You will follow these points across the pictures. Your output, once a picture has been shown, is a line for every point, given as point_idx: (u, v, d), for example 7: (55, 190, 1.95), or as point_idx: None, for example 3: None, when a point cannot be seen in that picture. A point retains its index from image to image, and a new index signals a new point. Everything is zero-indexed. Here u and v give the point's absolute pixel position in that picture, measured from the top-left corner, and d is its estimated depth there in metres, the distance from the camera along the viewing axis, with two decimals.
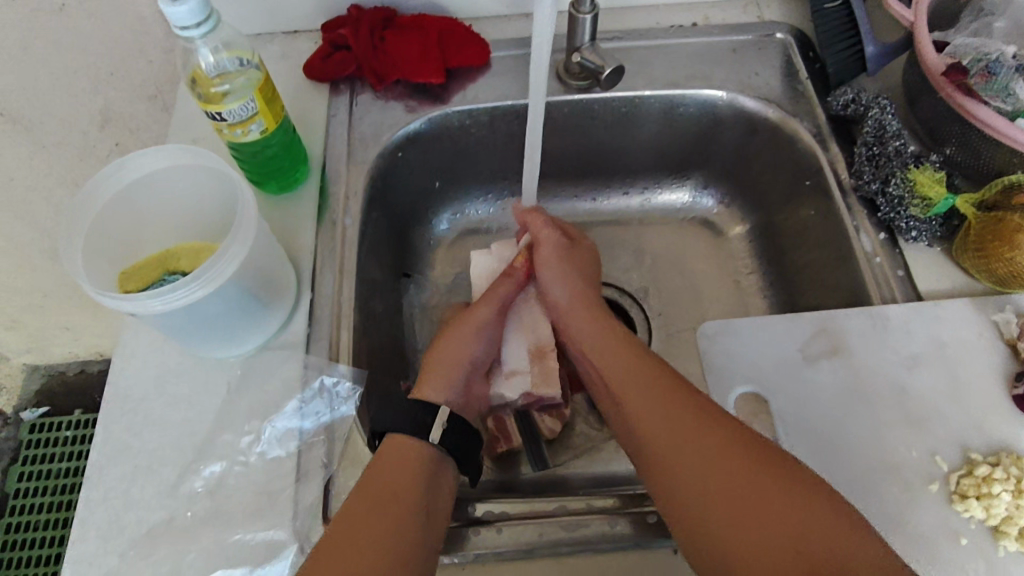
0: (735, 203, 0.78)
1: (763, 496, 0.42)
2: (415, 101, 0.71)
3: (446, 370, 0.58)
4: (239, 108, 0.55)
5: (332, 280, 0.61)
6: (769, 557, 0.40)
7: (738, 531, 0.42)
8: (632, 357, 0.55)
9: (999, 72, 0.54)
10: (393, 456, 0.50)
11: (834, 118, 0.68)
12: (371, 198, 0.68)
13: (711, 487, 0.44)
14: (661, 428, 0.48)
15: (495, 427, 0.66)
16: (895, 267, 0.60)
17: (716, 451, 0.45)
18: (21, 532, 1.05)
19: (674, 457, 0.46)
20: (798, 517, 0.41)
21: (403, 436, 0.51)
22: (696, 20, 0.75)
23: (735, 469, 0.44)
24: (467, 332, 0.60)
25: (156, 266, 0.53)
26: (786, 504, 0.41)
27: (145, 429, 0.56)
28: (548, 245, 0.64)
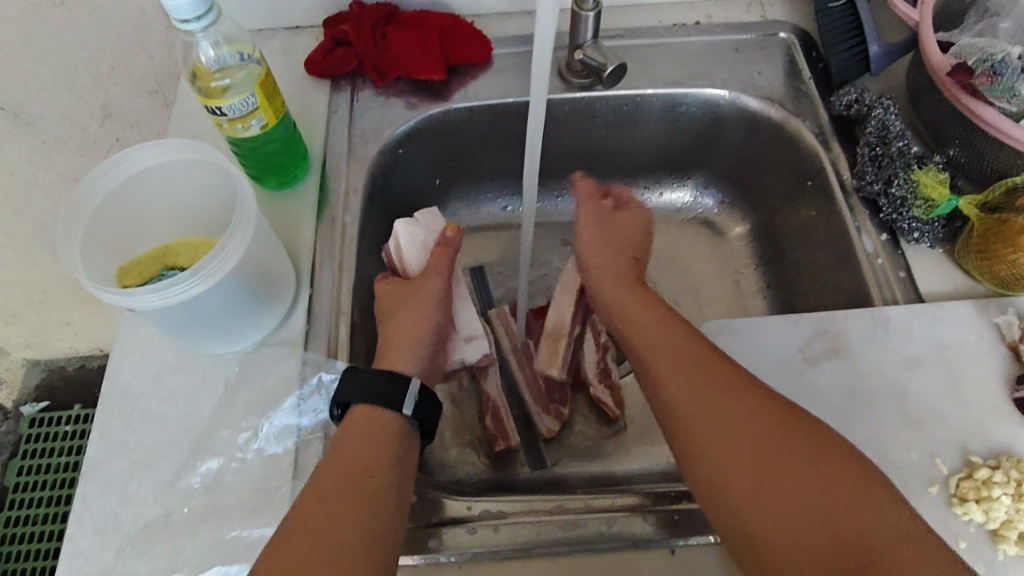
0: (736, 202, 0.78)
1: (799, 471, 0.41)
2: (416, 98, 0.71)
3: (406, 347, 0.56)
4: (240, 102, 0.54)
5: (331, 277, 0.61)
6: (805, 535, 0.39)
7: (773, 508, 0.41)
8: (662, 321, 0.54)
9: (1004, 73, 0.52)
10: (357, 430, 0.49)
11: (837, 118, 0.67)
12: (371, 195, 0.67)
13: (746, 462, 0.43)
14: (692, 401, 0.47)
15: (493, 425, 0.66)
16: (896, 269, 0.60)
17: (751, 425, 0.44)
18: (19, 527, 1.05)
19: (708, 430, 0.45)
20: (836, 494, 0.40)
21: (370, 407, 0.50)
22: (700, 19, 0.74)
23: (772, 443, 0.43)
24: (416, 308, 0.58)
25: (156, 261, 0.53)
26: (825, 480, 0.40)
27: (143, 425, 0.56)
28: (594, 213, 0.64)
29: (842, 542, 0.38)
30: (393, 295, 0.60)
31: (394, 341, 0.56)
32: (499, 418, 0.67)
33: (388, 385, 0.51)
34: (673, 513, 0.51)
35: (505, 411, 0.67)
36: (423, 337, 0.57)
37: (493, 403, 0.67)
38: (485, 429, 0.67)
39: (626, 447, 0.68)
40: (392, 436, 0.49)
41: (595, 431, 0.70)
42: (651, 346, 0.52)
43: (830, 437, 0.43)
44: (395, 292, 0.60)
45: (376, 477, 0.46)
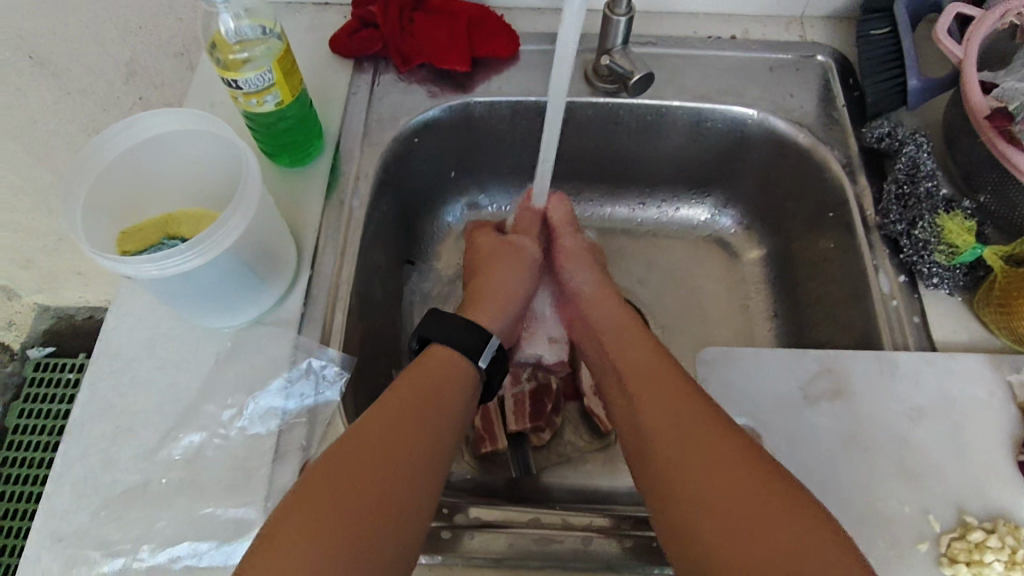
0: (754, 225, 0.76)
1: (756, 508, 0.41)
2: (438, 87, 0.70)
3: (501, 300, 0.61)
4: (256, 78, 0.53)
5: (333, 261, 0.60)
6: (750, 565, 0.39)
7: (727, 535, 0.40)
8: (656, 358, 0.54)
9: None
10: (430, 368, 0.50)
11: (866, 150, 0.65)
12: (383, 182, 0.67)
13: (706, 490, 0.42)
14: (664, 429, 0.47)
15: (482, 426, 0.66)
16: (911, 312, 0.58)
17: (713, 455, 0.44)
18: (16, 468, 1.06)
19: (673, 458, 0.45)
20: (789, 530, 0.39)
21: (446, 347, 0.52)
22: (736, 33, 0.72)
23: (734, 480, 0.42)
24: (514, 260, 0.64)
25: (157, 229, 0.53)
26: (781, 515, 0.40)
27: (131, 390, 0.56)
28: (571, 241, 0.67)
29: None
30: (494, 247, 0.66)
31: (493, 288, 0.61)
32: (487, 420, 0.66)
33: (466, 332, 0.54)
34: (652, 539, 0.50)
35: (496, 413, 0.67)
36: (513, 289, 0.63)
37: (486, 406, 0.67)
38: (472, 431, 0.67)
39: (613, 465, 0.67)
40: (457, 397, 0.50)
41: (583, 443, 0.68)
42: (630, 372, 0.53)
43: (791, 478, 0.43)
44: (495, 245, 0.67)
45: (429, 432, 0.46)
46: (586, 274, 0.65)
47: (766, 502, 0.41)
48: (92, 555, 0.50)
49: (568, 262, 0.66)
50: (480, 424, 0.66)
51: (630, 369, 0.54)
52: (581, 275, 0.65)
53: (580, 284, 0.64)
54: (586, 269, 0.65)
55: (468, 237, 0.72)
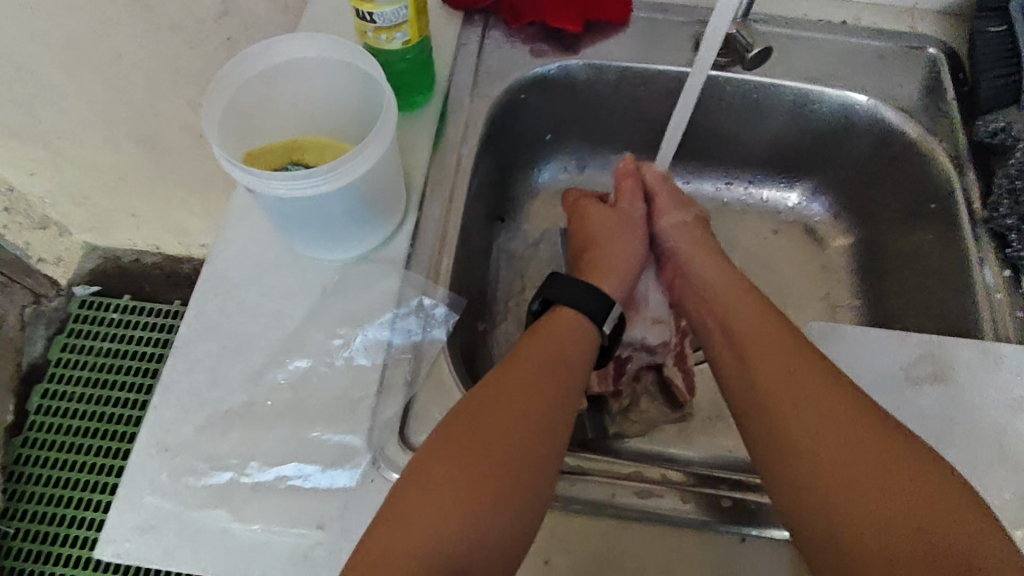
0: (844, 214, 0.76)
1: (872, 458, 0.41)
2: (547, 46, 0.70)
3: (616, 269, 0.63)
4: (393, 12, 0.54)
5: (439, 206, 0.61)
6: (864, 523, 0.39)
7: (845, 491, 0.41)
8: (761, 315, 0.54)
9: None
10: (552, 328, 0.54)
11: (976, 144, 0.65)
12: (488, 134, 0.67)
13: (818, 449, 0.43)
14: (774, 383, 0.48)
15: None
16: (1014, 308, 0.58)
17: (818, 415, 0.44)
18: (58, 401, 1.07)
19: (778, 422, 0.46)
20: (904, 483, 0.40)
21: (569, 311, 0.55)
22: (847, 18, 0.72)
23: (849, 434, 0.43)
24: (625, 233, 0.65)
25: (284, 154, 0.54)
26: (899, 470, 0.40)
27: (238, 313, 0.57)
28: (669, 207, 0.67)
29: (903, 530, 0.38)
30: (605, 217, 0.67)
31: (608, 257, 0.63)
32: None
33: (590, 298, 0.56)
34: (752, 502, 0.50)
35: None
36: (627, 258, 0.64)
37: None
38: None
39: (687, 435, 0.67)
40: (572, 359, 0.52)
41: (658, 411, 0.69)
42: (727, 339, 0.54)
43: (909, 433, 0.43)
44: (604, 215, 0.67)
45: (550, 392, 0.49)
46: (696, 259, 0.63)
47: (882, 455, 0.41)
48: (198, 467, 0.51)
49: (672, 226, 0.66)
50: None
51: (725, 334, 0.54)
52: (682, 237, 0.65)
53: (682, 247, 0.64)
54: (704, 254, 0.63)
55: (570, 203, 0.71)
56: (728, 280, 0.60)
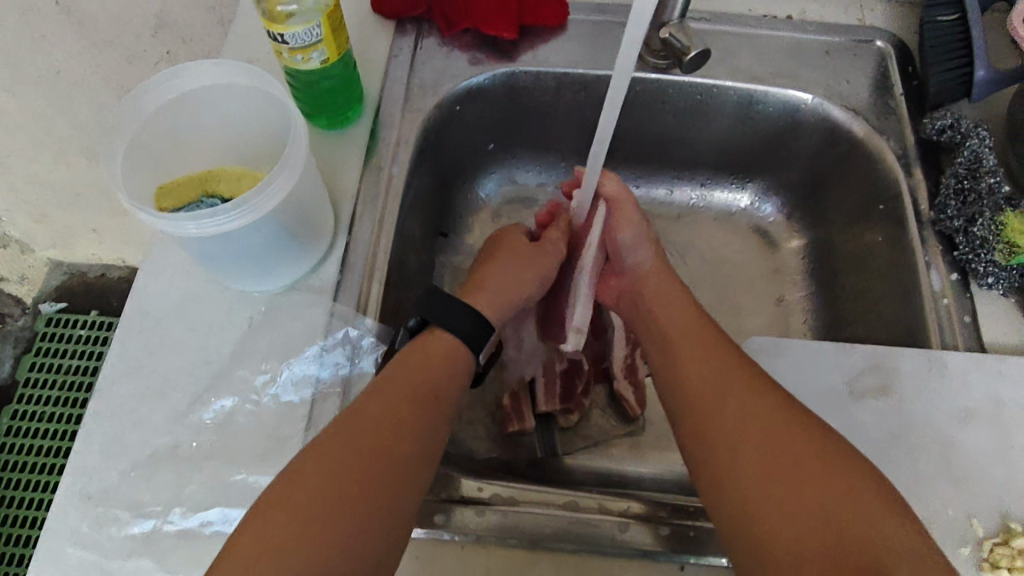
0: (795, 214, 0.74)
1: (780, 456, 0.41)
2: (482, 54, 0.67)
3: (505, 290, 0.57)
4: (305, 32, 0.52)
5: (370, 229, 0.59)
6: (810, 532, 0.38)
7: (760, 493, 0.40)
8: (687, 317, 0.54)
9: None
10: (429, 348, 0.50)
11: (923, 142, 0.63)
12: (422, 149, 0.65)
13: (765, 463, 0.41)
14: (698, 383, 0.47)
15: (511, 405, 0.65)
16: (962, 313, 0.56)
17: (771, 425, 0.42)
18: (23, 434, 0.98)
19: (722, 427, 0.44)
20: (857, 497, 0.38)
21: (452, 337, 0.51)
22: (792, 13, 0.69)
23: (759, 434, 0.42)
24: (522, 260, 0.59)
25: (196, 187, 0.51)
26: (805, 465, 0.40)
27: (162, 350, 0.55)
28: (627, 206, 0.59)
29: (857, 557, 0.36)
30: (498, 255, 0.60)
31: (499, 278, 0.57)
32: (517, 400, 0.66)
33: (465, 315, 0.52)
34: (689, 529, 0.49)
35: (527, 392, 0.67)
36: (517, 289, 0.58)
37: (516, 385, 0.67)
38: (501, 407, 0.66)
39: (640, 451, 0.67)
40: (466, 369, 0.52)
41: (611, 427, 0.68)
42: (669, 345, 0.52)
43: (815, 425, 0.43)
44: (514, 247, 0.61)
45: (441, 402, 0.48)
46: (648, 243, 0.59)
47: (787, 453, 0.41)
48: (121, 516, 0.49)
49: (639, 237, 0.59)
50: (511, 405, 0.65)
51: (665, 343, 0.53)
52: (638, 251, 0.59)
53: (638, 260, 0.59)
54: (635, 223, 0.58)
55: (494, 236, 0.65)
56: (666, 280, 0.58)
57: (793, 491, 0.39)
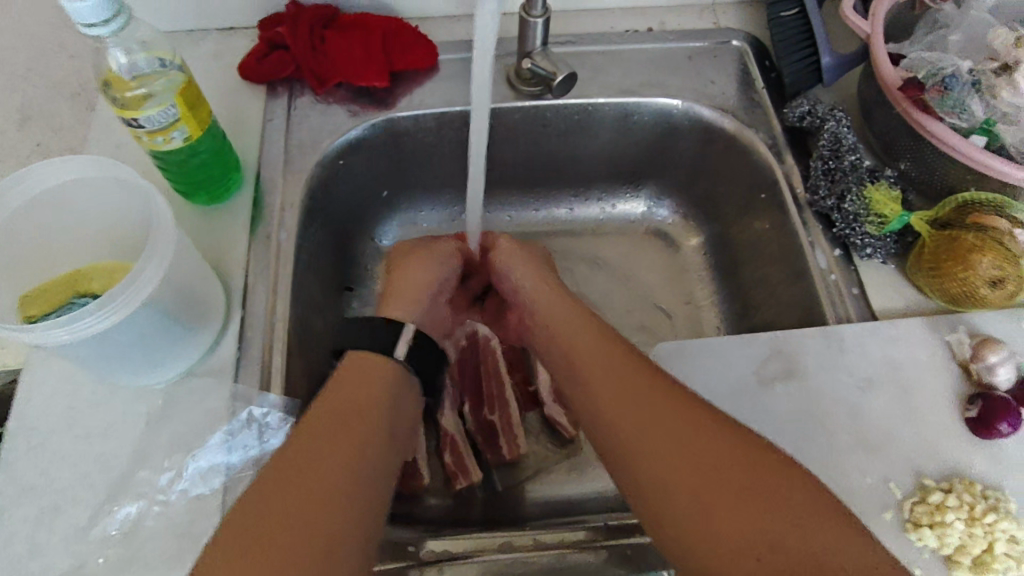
0: (690, 213, 0.76)
1: (661, 411, 0.43)
2: (358, 105, 0.67)
3: (416, 287, 0.62)
4: (159, 114, 0.50)
5: (265, 300, 0.57)
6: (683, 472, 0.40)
7: (641, 437, 0.42)
8: (581, 318, 0.56)
9: (954, 87, 0.55)
10: (351, 378, 0.48)
11: (789, 130, 0.66)
12: (310, 208, 0.64)
13: (647, 416, 0.43)
14: (597, 361, 0.50)
15: (453, 461, 0.63)
16: (849, 285, 0.59)
17: (657, 392, 0.45)
18: None
19: (656, 443, 0.42)
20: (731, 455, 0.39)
21: (370, 360, 0.50)
22: (653, 25, 0.72)
23: (647, 402, 0.44)
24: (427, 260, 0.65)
25: (64, 288, 0.48)
26: (682, 424, 0.42)
27: (55, 465, 0.51)
28: (513, 246, 0.66)
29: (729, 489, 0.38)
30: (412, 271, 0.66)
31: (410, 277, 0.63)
32: (458, 455, 0.64)
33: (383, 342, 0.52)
34: (625, 548, 0.50)
35: (463, 443, 0.65)
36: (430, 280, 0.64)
37: (452, 437, 0.64)
38: (444, 465, 0.64)
39: (579, 470, 0.66)
40: (391, 398, 0.49)
41: (550, 449, 0.67)
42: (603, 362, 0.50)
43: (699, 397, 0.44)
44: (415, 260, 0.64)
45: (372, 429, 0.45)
46: (523, 267, 0.64)
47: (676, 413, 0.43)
48: None
49: (519, 259, 0.65)
50: (452, 462, 0.63)
51: (593, 371, 0.50)
52: (521, 270, 0.64)
53: (521, 280, 0.63)
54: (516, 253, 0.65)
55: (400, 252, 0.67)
56: (550, 300, 0.60)
57: (696, 461, 0.40)
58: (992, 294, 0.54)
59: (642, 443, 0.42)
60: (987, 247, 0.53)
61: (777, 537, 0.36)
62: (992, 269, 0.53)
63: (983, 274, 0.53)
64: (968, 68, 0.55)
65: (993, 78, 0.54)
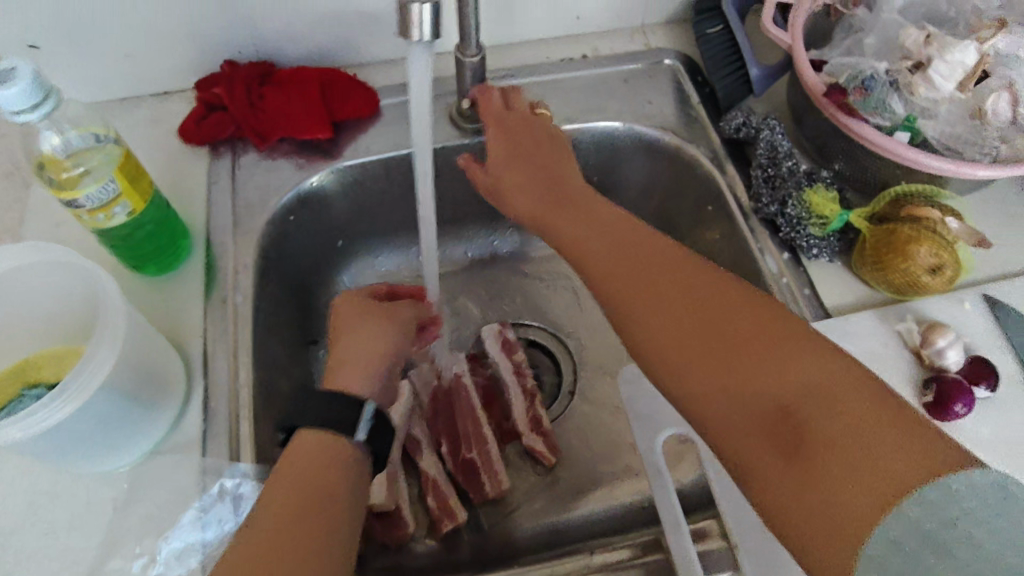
0: None
1: (698, 303, 0.44)
2: (304, 158, 0.67)
3: (364, 360, 0.57)
4: (97, 191, 0.50)
5: (227, 366, 0.56)
6: (723, 365, 0.42)
7: (677, 336, 0.44)
8: (595, 220, 0.55)
9: (875, 88, 0.58)
10: (303, 457, 0.47)
11: (728, 141, 0.68)
12: (265, 266, 0.63)
13: (679, 314, 0.44)
14: (615, 262, 0.50)
15: (437, 505, 0.63)
16: (801, 286, 0.61)
17: (683, 290, 0.45)
18: None
19: (693, 339, 0.43)
20: (773, 332, 0.41)
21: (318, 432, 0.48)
22: (586, 52, 0.74)
23: (681, 299, 0.45)
24: (378, 322, 0.60)
25: (13, 381, 0.47)
26: (722, 312, 0.43)
27: (20, 566, 0.49)
28: (491, 112, 0.63)
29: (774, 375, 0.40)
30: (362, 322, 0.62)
31: (357, 348, 0.58)
32: (442, 498, 0.63)
33: (339, 406, 0.51)
34: None
35: (446, 485, 0.64)
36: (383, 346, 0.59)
37: (434, 481, 0.64)
38: (428, 510, 0.63)
39: (563, 494, 0.66)
40: (351, 465, 0.48)
41: (533, 478, 0.67)
42: (658, 277, 0.47)
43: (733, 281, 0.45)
44: (366, 321, 0.60)
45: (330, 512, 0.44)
46: (507, 162, 0.61)
47: (713, 298, 0.44)
48: None
49: (507, 150, 0.62)
50: (437, 505, 0.63)
51: (626, 283, 0.48)
52: (502, 164, 0.62)
53: (505, 176, 0.61)
54: (498, 111, 0.63)
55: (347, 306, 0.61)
56: (552, 203, 0.58)
57: (742, 349, 0.41)
58: (933, 281, 0.57)
59: (682, 346, 0.43)
60: (923, 237, 0.56)
61: (829, 410, 0.38)
62: (930, 258, 0.56)
63: (922, 263, 0.56)
64: (885, 69, 0.58)
65: (908, 77, 0.57)
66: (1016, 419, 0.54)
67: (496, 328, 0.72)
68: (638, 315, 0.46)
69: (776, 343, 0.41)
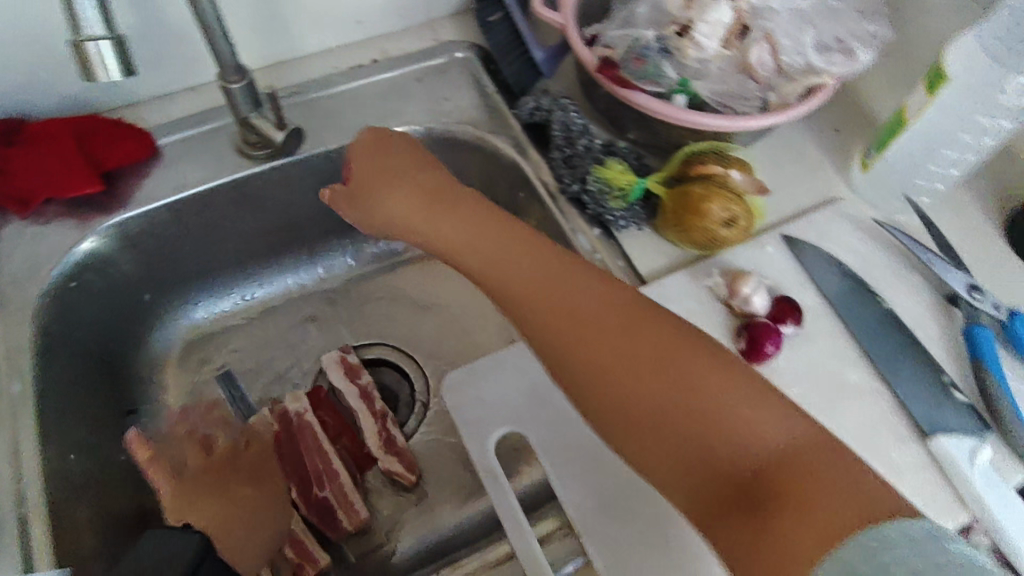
0: None
1: (639, 335, 0.42)
2: (77, 216, 0.61)
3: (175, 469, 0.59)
4: None
5: (9, 468, 0.50)
6: (666, 417, 0.39)
7: (598, 373, 0.42)
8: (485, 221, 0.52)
9: (649, 55, 0.60)
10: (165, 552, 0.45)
11: (527, 125, 0.68)
12: (48, 344, 0.57)
13: (612, 327, 0.43)
14: (494, 254, 0.49)
15: (296, 554, 0.58)
16: (614, 258, 0.61)
17: (614, 315, 0.43)
18: None
19: (610, 347, 0.42)
20: (702, 362, 0.40)
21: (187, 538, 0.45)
22: (375, 56, 0.72)
23: (612, 323, 0.43)
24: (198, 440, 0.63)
25: None
26: (643, 343, 0.42)
27: None
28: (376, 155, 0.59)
29: (716, 422, 0.38)
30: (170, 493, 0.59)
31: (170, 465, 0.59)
32: (299, 543, 0.59)
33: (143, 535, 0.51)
34: None
35: (303, 530, 0.60)
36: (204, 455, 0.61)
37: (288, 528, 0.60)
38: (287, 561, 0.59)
39: (430, 509, 0.64)
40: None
41: (398, 502, 0.65)
42: (558, 303, 0.45)
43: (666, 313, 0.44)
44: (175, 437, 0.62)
45: None
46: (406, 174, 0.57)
47: (667, 336, 0.42)
48: None
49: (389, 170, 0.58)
50: (294, 553, 0.58)
51: (514, 278, 0.47)
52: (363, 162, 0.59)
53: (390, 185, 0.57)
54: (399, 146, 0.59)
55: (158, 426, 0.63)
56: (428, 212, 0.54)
57: (651, 365, 0.41)
58: (731, 233, 0.58)
59: (615, 391, 0.41)
60: (713, 195, 0.57)
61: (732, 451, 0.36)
62: (723, 213, 0.57)
63: (717, 220, 0.57)
64: (656, 38, 0.61)
65: (677, 44, 0.60)
66: (820, 348, 0.58)
67: (336, 354, 0.70)
68: (557, 326, 0.44)
69: (711, 370, 0.40)
